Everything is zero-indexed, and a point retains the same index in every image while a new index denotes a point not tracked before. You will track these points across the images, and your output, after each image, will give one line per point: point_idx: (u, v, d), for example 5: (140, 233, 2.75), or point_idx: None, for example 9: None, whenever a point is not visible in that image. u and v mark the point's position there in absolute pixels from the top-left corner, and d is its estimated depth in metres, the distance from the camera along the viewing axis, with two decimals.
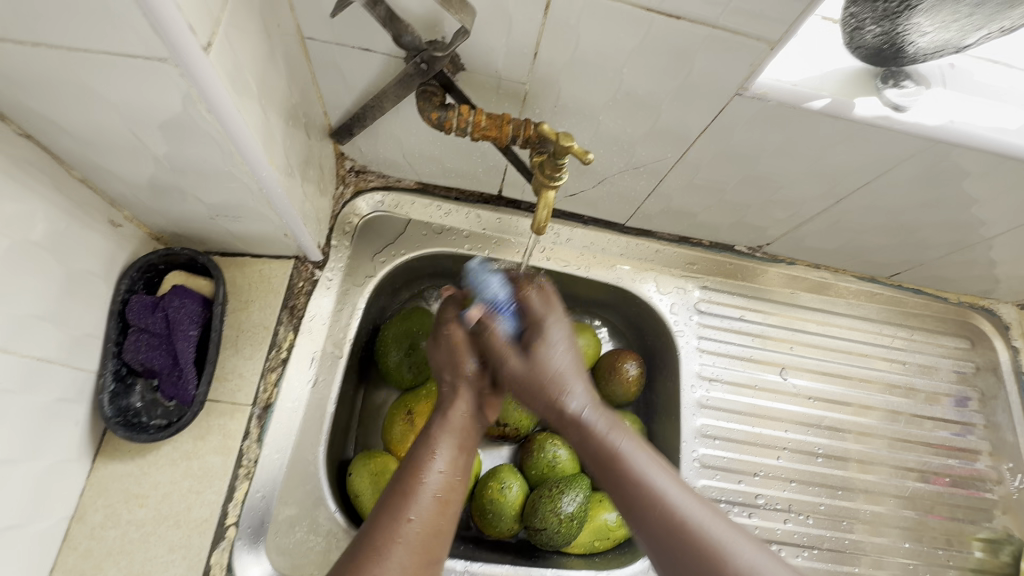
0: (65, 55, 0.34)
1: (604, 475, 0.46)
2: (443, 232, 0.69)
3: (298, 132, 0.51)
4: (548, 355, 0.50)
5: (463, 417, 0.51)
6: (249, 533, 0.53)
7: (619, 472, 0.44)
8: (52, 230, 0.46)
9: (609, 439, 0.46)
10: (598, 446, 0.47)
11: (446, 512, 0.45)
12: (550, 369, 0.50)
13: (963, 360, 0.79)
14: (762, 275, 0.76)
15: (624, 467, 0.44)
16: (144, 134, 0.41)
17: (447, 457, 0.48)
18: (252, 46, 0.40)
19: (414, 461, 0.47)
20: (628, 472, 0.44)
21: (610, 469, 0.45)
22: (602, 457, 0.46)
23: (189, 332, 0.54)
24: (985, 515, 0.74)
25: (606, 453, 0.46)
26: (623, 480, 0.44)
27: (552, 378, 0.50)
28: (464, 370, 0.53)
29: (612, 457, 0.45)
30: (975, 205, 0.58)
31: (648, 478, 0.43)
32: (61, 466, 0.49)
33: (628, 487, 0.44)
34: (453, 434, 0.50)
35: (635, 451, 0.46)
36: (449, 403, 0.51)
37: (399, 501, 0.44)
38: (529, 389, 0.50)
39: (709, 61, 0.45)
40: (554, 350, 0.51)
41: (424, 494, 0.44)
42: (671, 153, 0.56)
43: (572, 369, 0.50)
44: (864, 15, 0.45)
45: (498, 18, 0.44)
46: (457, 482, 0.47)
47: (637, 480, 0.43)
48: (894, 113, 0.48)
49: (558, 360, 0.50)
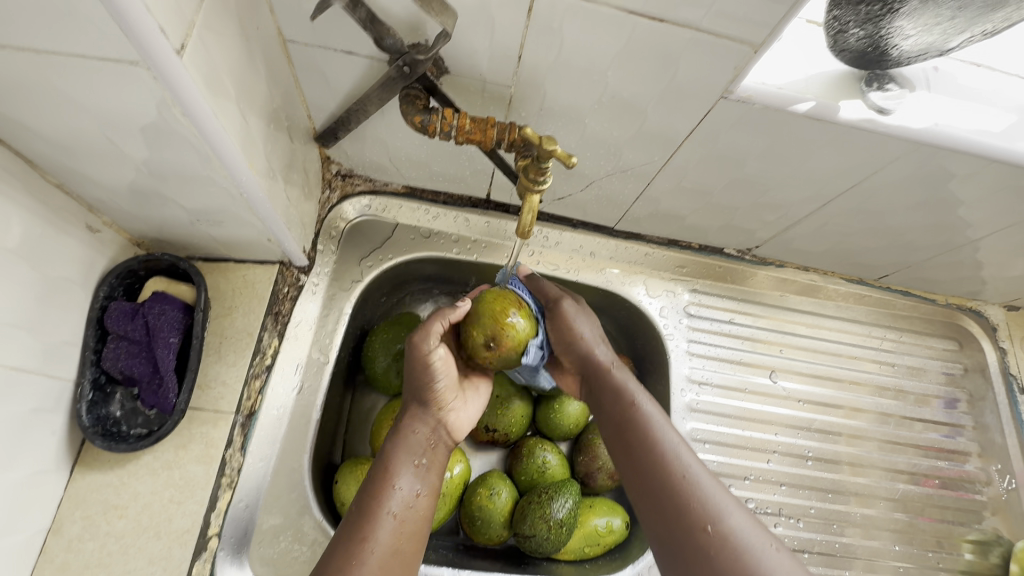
0: (33, 58, 0.33)
1: (619, 428, 0.49)
2: (430, 236, 0.68)
3: (280, 135, 0.50)
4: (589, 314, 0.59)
5: (422, 435, 0.52)
6: (232, 543, 0.53)
7: (635, 425, 0.48)
8: (27, 236, 0.45)
9: (629, 394, 0.51)
10: (620, 397, 0.52)
11: (405, 530, 0.46)
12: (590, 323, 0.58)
13: (950, 361, 0.79)
14: (751, 278, 0.76)
15: (640, 420, 0.49)
16: (121, 139, 0.40)
17: (408, 476, 0.49)
18: (229, 48, 0.39)
19: (373, 480, 0.48)
20: (642, 422, 0.48)
21: (627, 419, 0.49)
22: (619, 409, 0.50)
23: (170, 340, 0.53)
24: (974, 517, 0.74)
25: (622, 406, 0.51)
26: (638, 431, 0.48)
27: (585, 333, 0.57)
28: (427, 391, 0.54)
29: (628, 407, 0.50)
30: (961, 207, 0.58)
31: (661, 433, 0.47)
32: (36, 478, 0.48)
33: (641, 439, 0.47)
34: (413, 453, 0.51)
35: (654, 410, 0.50)
36: (409, 423, 0.52)
37: (359, 521, 0.45)
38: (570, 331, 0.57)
39: (694, 64, 0.45)
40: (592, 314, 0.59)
41: (382, 512, 0.46)
42: (658, 157, 0.56)
43: (603, 338, 0.58)
44: (847, 18, 0.45)
45: (481, 21, 0.43)
46: (417, 499, 0.48)
47: (650, 433, 0.47)
48: (879, 116, 0.48)
49: (594, 324, 0.58)
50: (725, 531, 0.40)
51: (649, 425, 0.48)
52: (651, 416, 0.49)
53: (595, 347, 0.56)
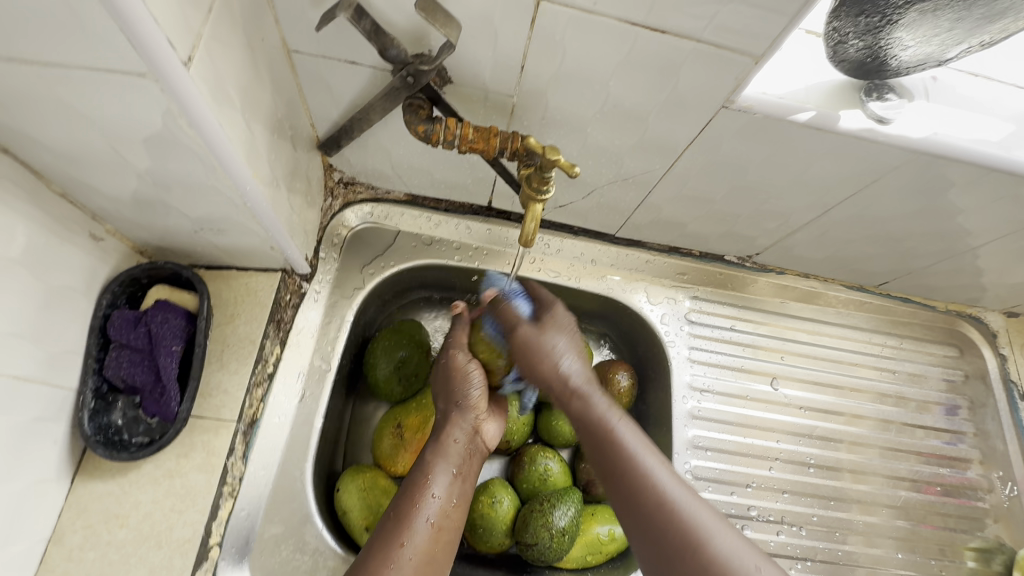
0: (41, 71, 0.33)
1: (599, 454, 0.48)
2: (432, 243, 0.68)
3: (284, 144, 0.51)
4: (552, 331, 0.55)
5: (459, 443, 0.54)
6: (233, 552, 0.52)
7: (614, 447, 0.47)
8: (31, 246, 0.45)
9: (603, 417, 0.50)
10: (590, 419, 0.50)
11: (440, 539, 0.47)
12: (552, 347, 0.53)
13: (951, 368, 0.79)
14: (752, 285, 0.76)
15: (614, 441, 0.48)
16: (126, 150, 0.40)
17: (444, 484, 0.50)
18: (235, 59, 0.40)
19: (411, 485, 0.49)
20: (620, 448, 0.47)
21: (603, 444, 0.48)
22: (594, 431, 0.50)
23: (172, 348, 0.53)
24: (977, 524, 0.74)
25: (598, 428, 0.49)
26: (616, 457, 0.47)
27: (548, 357, 0.53)
28: (467, 398, 0.56)
29: (605, 433, 0.49)
30: (960, 215, 0.58)
31: (639, 457, 0.46)
32: (37, 487, 0.48)
33: (622, 466, 0.46)
34: (450, 460, 0.52)
35: (631, 433, 0.49)
36: (448, 429, 0.54)
37: (397, 526, 0.46)
38: (531, 358, 0.54)
39: (694, 75, 0.45)
40: (558, 333, 0.55)
41: (420, 517, 0.47)
42: (659, 165, 0.56)
43: (571, 349, 0.54)
44: (847, 30, 0.45)
45: (484, 32, 0.44)
46: (451, 508, 0.50)
47: (630, 458, 0.46)
48: (879, 126, 0.48)
49: (559, 341, 0.54)
50: (715, 554, 0.40)
51: (626, 448, 0.47)
52: (627, 439, 0.48)
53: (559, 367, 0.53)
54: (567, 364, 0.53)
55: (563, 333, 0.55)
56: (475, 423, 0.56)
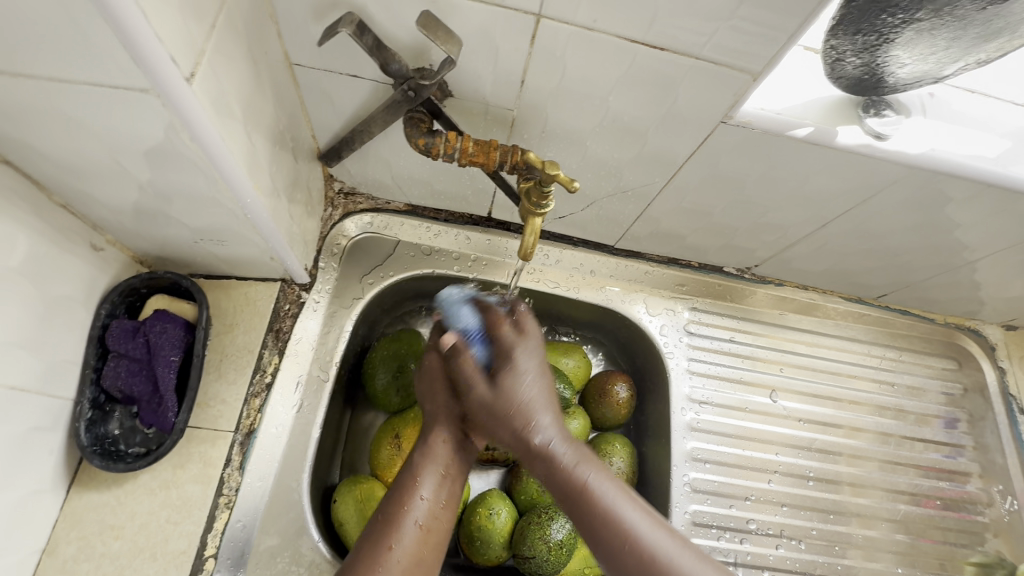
0: (46, 85, 0.34)
1: (573, 513, 0.44)
2: (432, 253, 0.68)
3: (285, 155, 0.51)
4: (520, 380, 0.48)
5: (447, 442, 0.52)
6: (229, 564, 0.52)
7: (591, 509, 0.43)
8: (31, 256, 0.45)
9: (575, 471, 0.44)
10: (563, 475, 0.44)
11: (429, 540, 0.47)
12: (519, 395, 0.47)
13: (950, 381, 0.79)
14: (751, 296, 0.76)
15: (590, 499, 0.43)
16: (127, 162, 0.41)
17: (432, 485, 0.49)
18: (237, 73, 0.40)
19: (399, 488, 0.49)
20: (598, 510, 0.42)
21: (578, 503, 0.43)
22: (566, 491, 0.44)
23: (170, 358, 0.53)
24: (977, 539, 0.74)
25: (572, 485, 0.44)
26: (594, 519, 0.42)
27: (519, 410, 0.47)
28: (449, 399, 0.53)
29: (579, 491, 0.43)
30: (958, 229, 0.59)
31: (619, 514, 0.42)
32: (33, 498, 0.48)
33: (600, 526, 0.42)
34: (440, 461, 0.51)
35: (607, 482, 0.44)
36: (435, 428, 0.52)
37: (384, 529, 0.46)
38: (494, 417, 0.48)
39: (693, 91, 0.45)
40: (523, 382, 0.48)
41: (407, 520, 0.46)
42: (658, 178, 0.57)
43: (541, 402, 0.47)
44: (844, 48, 0.45)
45: (485, 47, 0.44)
46: (440, 508, 0.49)
47: (608, 519, 0.42)
48: (877, 142, 0.49)
49: (527, 391, 0.47)
50: None
51: (603, 509, 0.42)
52: (604, 496, 0.43)
53: (533, 427, 0.46)
54: (537, 417, 0.46)
55: (532, 378, 0.48)
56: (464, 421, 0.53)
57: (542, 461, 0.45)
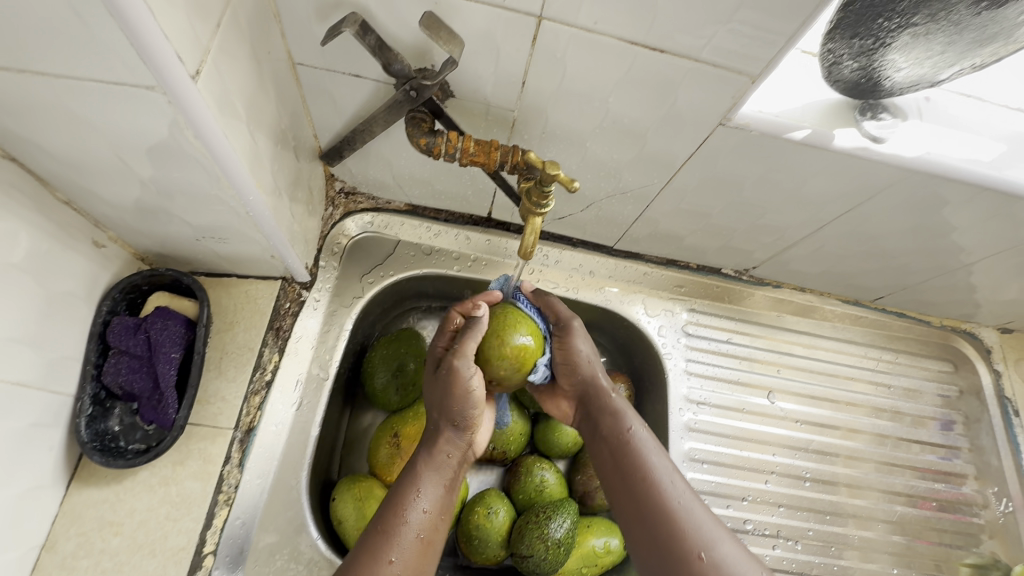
0: (52, 82, 0.34)
1: (612, 451, 0.52)
2: (432, 253, 0.69)
3: (287, 154, 0.51)
4: (583, 343, 0.58)
5: (450, 454, 0.53)
6: (227, 562, 0.52)
7: (630, 452, 0.51)
8: (34, 252, 0.45)
9: (625, 421, 0.53)
10: (613, 420, 0.54)
11: (428, 552, 0.48)
12: (585, 357, 0.57)
13: (946, 384, 0.80)
14: (749, 298, 0.77)
15: (631, 442, 0.51)
16: (130, 158, 0.41)
17: (433, 496, 0.50)
18: (241, 72, 0.40)
19: (399, 497, 0.49)
20: (635, 452, 0.50)
21: (619, 442, 0.52)
22: (612, 437, 0.53)
23: (171, 355, 0.53)
24: (972, 540, 0.74)
25: (616, 431, 0.53)
26: (632, 460, 0.50)
27: (585, 364, 0.57)
28: (466, 414, 0.53)
29: (622, 436, 0.52)
30: (954, 232, 0.59)
31: (654, 463, 0.49)
32: (33, 493, 0.48)
33: (637, 464, 0.50)
34: (440, 472, 0.52)
35: (648, 437, 0.52)
36: (439, 441, 0.53)
37: (382, 542, 0.46)
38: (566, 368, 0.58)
39: (692, 93, 0.46)
40: (586, 344, 0.58)
41: (407, 534, 0.47)
42: (657, 179, 0.57)
43: (598, 365, 0.58)
44: (841, 51, 0.46)
45: (486, 49, 0.45)
46: (438, 521, 0.50)
47: (645, 460, 0.50)
48: (873, 144, 0.49)
49: (587, 353, 0.58)
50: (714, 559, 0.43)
51: (641, 454, 0.50)
52: (644, 445, 0.51)
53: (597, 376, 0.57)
54: (598, 374, 0.57)
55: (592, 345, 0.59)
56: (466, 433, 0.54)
57: (597, 406, 0.56)
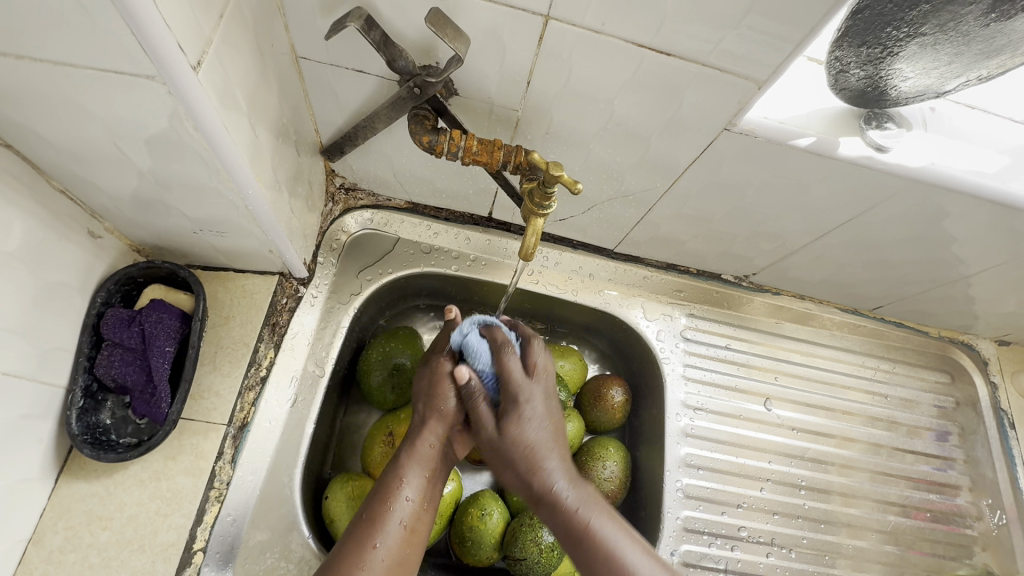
0: (50, 69, 0.34)
1: (574, 550, 0.46)
2: (430, 251, 0.68)
3: (288, 149, 0.51)
4: (524, 427, 0.50)
5: (433, 447, 0.51)
6: (217, 558, 0.52)
7: (598, 552, 0.45)
8: (29, 240, 0.45)
9: (581, 515, 0.47)
10: (568, 517, 0.47)
11: (412, 541, 0.47)
12: (525, 440, 0.49)
13: (943, 395, 0.80)
14: (747, 304, 0.77)
15: (595, 544, 0.45)
16: (128, 149, 0.40)
17: (418, 486, 0.49)
18: (244, 64, 0.40)
19: (385, 487, 0.48)
20: (601, 549, 0.45)
21: (582, 545, 0.46)
22: (569, 531, 0.46)
23: (165, 349, 0.52)
24: (965, 551, 0.74)
25: (575, 526, 0.46)
26: (598, 556, 0.45)
27: (524, 454, 0.49)
28: (447, 404, 0.53)
29: (583, 533, 0.46)
30: (955, 244, 0.59)
31: (623, 557, 0.44)
32: (21, 485, 0.47)
33: (605, 566, 0.44)
34: (423, 463, 0.50)
35: (608, 523, 0.47)
36: (424, 429, 0.51)
37: (368, 527, 0.46)
38: (501, 459, 0.50)
39: (697, 98, 0.46)
40: (532, 420, 0.50)
41: (393, 523, 0.46)
42: (660, 183, 0.57)
43: (546, 443, 0.50)
44: (848, 59, 0.45)
45: (492, 47, 0.44)
46: (423, 510, 0.49)
47: (614, 558, 0.44)
48: (878, 154, 0.49)
49: (530, 433, 0.50)
50: None
51: (609, 549, 0.45)
52: (609, 535, 0.46)
53: (539, 457, 0.49)
54: (543, 461, 0.49)
55: (539, 421, 0.50)
56: (451, 430, 0.53)
57: (548, 502, 0.48)
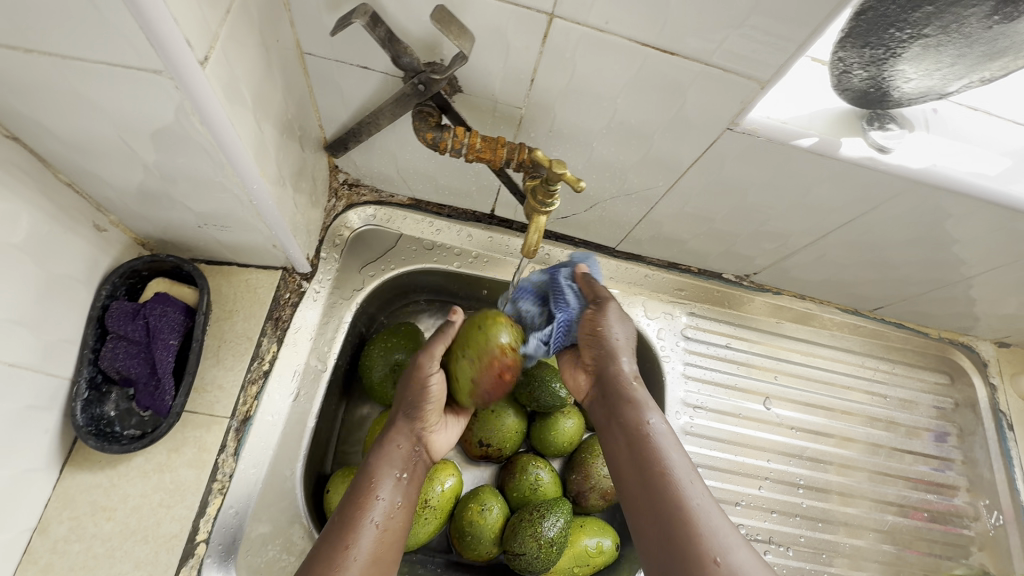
0: (58, 63, 0.34)
1: (628, 445, 0.48)
2: (433, 248, 0.69)
3: (293, 144, 0.51)
4: (625, 321, 0.54)
5: (403, 450, 0.53)
6: (220, 550, 0.52)
7: (648, 447, 0.47)
8: (35, 233, 0.45)
9: (643, 414, 0.49)
10: (630, 417, 0.49)
11: (386, 539, 0.48)
12: (629, 334, 0.54)
13: (942, 396, 0.80)
14: (748, 303, 0.77)
15: (650, 439, 0.47)
16: (134, 142, 0.41)
17: (389, 487, 0.50)
18: (249, 59, 0.40)
19: (357, 489, 0.49)
20: (654, 445, 0.47)
21: (638, 440, 0.48)
22: (630, 428, 0.49)
23: (169, 342, 0.53)
24: (962, 551, 0.74)
25: (635, 424, 0.49)
26: (650, 452, 0.46)
27: (621, 342, 0.53)
28: (416, 408, 0.55)
29: (642, 430, 0.48)
30: (956, 245, 0.59)
31: (672, 458, 0.46)
32: (27, 476, 0.48)
33: (653, 459, 0.46)
34: (394, 464, 0.52)
35: (665, 432, 0.48)
36: (392, 435, 0.54)
37: (342, 531, 0.46)
38: (603, 330, 0.53)
39: (700, 97, 0.46)
40: (627, 327, 0.55)
41: (366, 521, 0.47)
42: (662, 182, 0.57)
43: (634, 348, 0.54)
44: (851, 60, 0.45)
45: (496, 45, 0.44)
46: (398, 509, 0.49)
47: (663, 456, 0.46)
48: (880, 155, 0.49)
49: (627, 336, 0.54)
50: (730, 563, 0.39)
51: (659, 447, 0.47)
52: (662, 438, 0.47)
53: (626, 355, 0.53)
54: (625, 359, 0.53)
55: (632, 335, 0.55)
56: (420, 433, 0.55)
57: (618, 391, 0.51)
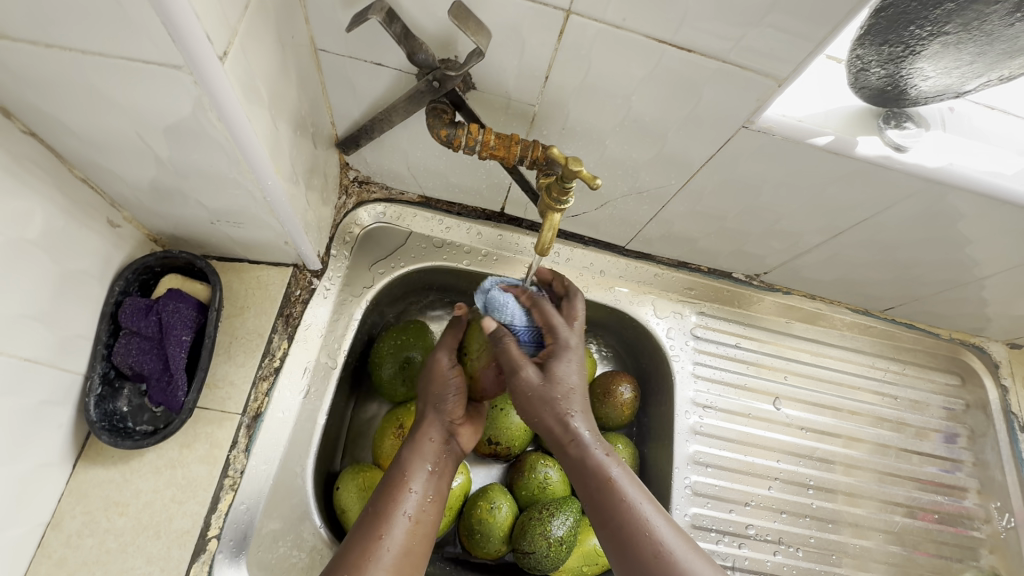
0: (78, 58, 0.34)
1: (594, 502, 0.47)
2: (443, 246, 0.69)
3: (306, 140, 0.51)
4: (558, 376, 0.50)
5: (435, 443, 0.53)
6: (231, 546, 0.52)
7: (613, 504, 0.46)
8: (50, 228, 0.45)
9: (602, 466, 0.48)
10: (591, 472, 0.48)
11: (417, 533, 0.48)
12: (563, 387, 0.49)
13: (952, 397, 0.80)
14: (758, 303, 0.77)
15: (614, 494, 0.46)
16: (150, 138, 0.41)
17: (421, 480, 0.51)
18: (266, 55, 0.40)
19: (389, 482, 0.50)
20: (617, 500, 0.46)
21: (602, 495, 0.47)
22: (592, 483, 0.48)
23: (182, 338, 0.53)
24: (971, 553, 0.74)
25: (597, 479, 0.47)
26: (616, 509, 0.46)
27: (560, 399, 0.49)
28: (444, 402, 0.54)
29: (604, 485, 0.47)
30: (970, 246, 0.59)
31: (638, 506, 0.46)
32: (41, 470, 0.48)
33: (620, 515, 0.45)
34: (426, 457, 0.52)
35: (626, 476, 0.48)
36: (422, 429, 0.54)
37: (374, 523, 0.47)
38: (538, 400, 0.49)
39: (716, 95, 0.46)
40: (568, 372, 0.50)
41: (398, 514, 0.48)
42: (674, 180, 0.57)
43: (580, 391, 0.50)
44: (869, 58, 0.45)
45: (511, 42, 0.44)
46: (429, 502, 0.50)
47: (629, 510, 0.46)
48: (896, 153, 0.49)
49: (570, 378, 0.50)
50: None
51: (623, 500, 0.46)
52: (626, 488, 0.47)
53: (572, 408, 0.49)
54: (572, 416, 0.49)
55: (576, 369, 0.51)
56: (451, 426, 0.55)
57: (574, 449, 0.49)
